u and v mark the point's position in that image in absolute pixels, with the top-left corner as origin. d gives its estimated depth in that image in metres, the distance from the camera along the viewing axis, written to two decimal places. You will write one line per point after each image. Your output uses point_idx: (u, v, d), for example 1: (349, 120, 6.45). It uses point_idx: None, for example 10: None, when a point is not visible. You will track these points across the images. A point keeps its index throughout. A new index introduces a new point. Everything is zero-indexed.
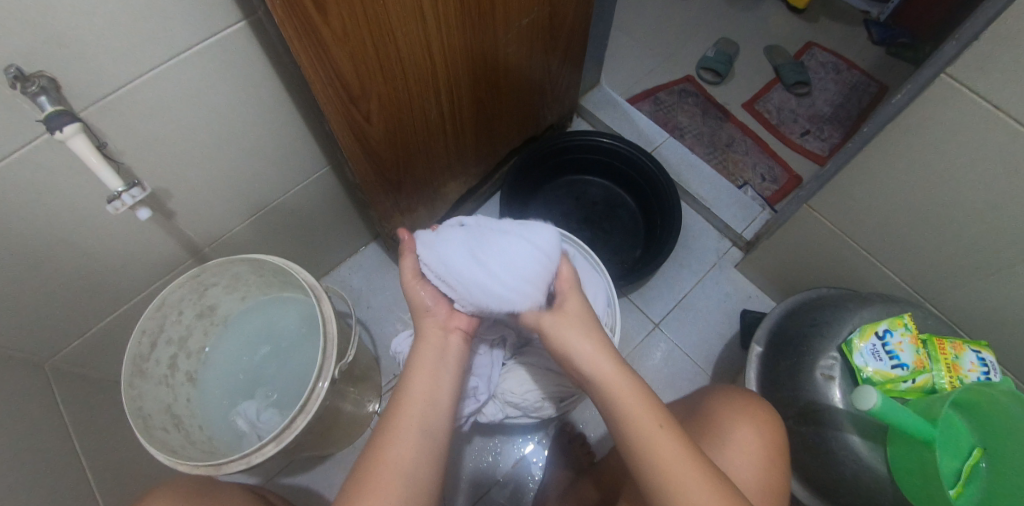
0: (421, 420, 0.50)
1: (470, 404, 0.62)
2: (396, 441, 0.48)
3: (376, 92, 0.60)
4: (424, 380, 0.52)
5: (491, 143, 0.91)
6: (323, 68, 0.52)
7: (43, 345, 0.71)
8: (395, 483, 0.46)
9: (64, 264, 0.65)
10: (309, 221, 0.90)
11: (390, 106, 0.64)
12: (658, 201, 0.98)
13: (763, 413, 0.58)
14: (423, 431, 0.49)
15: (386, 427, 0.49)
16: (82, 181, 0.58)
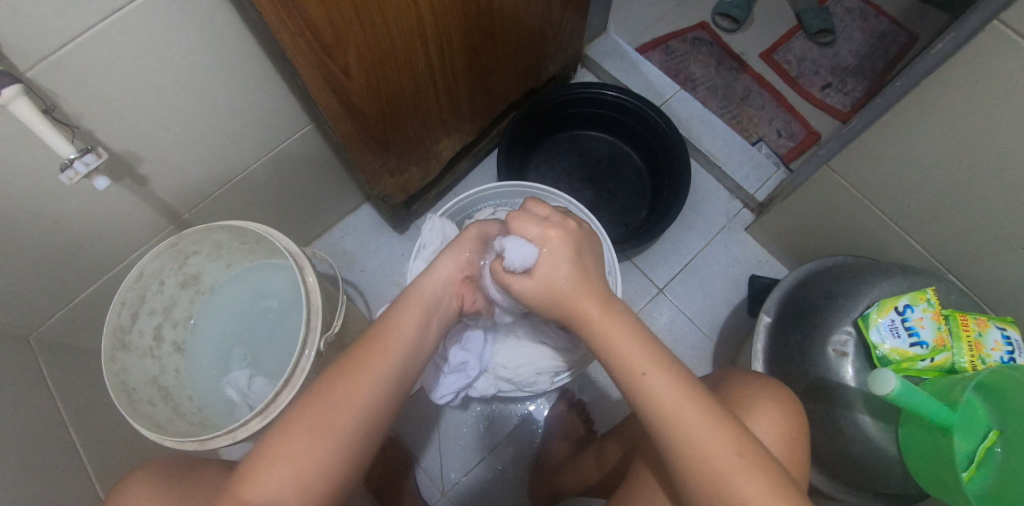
0: (395, 367, 0.46)
1: (456, 378, 0.58)
2: (361, 374, 0.45)
3: (354, 41, 0.54)
4: (412, 321, 0.49)
5: (487, 97, 0.84)
6: (290, 14, 0.46)
7: (26, 317, 0.70)
8: (344, 422, 0.43)
9: (31, 236, 0.61)
10: (295, 183, 0.85)
11: (371, 57, 0.58)
12: (667, 160, 0.92)
13: (784, 392, 0.54)
14: (392, 381, 0.46)
15: (355, 356, 0.46)
16: (36, 148, 0.52)
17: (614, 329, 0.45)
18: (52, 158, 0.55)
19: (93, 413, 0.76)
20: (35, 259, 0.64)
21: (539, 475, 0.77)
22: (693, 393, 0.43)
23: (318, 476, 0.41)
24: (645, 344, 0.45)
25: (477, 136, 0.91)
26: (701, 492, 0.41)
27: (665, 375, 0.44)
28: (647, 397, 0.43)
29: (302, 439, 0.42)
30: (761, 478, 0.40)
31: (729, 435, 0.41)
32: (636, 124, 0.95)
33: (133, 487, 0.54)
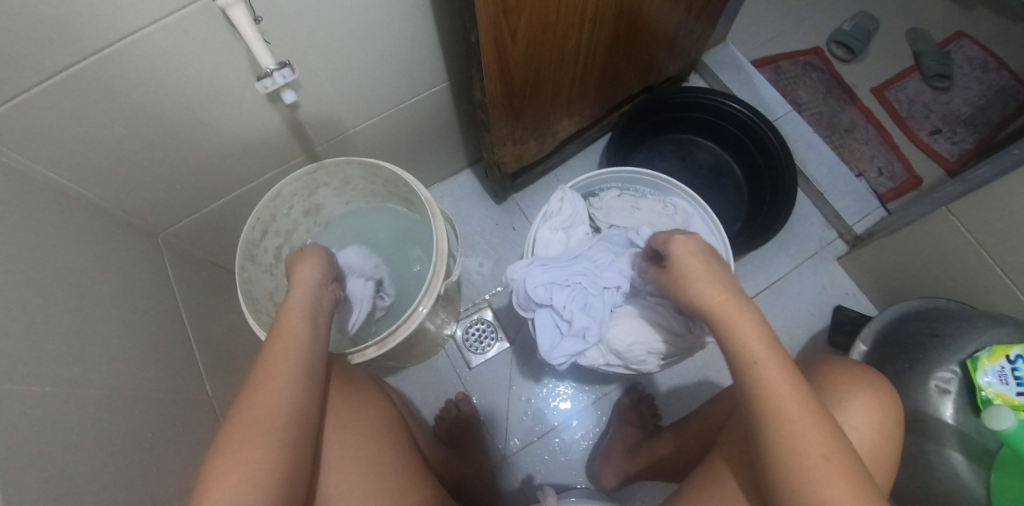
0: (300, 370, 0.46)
1: (574, 342, 0.60)
2: (272, 388, 0.44)
3: (531, 6, 0.57)
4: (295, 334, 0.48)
5: (612, 84, 0.86)
6: None
7: (160, 217, 0.77)
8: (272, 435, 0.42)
9: (185, 142, 0.67)
10: (412, 138, 0.89)
11: (537, 25, 0.60)
12: (771, 175, 0.93)
13: (882, 386, 0.53)
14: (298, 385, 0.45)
15: (255, 381, 0.44)
16: (226, 55, 0.57)
17: (739, 321, 0.46)
18: (232, 68, 0.60)
19: (205, 315, 0.82)
20: (184, 163, 0.71)
21: (603, 455, 0.80)
22: (801, 391, 0.44)
23: (290, 417, 0.43)
24: (767, 339, 0.46)
25: (591, 122, 0.93)
26: (787, 483, 0.42)
27: (782, 369, 0.45)
28: (760, 384, 0.44)
29: (264, 395, 0.43)
30: (854, 483, 0.40)
31: (826, 435, 0.42)
32: (745, 136, 0.96)
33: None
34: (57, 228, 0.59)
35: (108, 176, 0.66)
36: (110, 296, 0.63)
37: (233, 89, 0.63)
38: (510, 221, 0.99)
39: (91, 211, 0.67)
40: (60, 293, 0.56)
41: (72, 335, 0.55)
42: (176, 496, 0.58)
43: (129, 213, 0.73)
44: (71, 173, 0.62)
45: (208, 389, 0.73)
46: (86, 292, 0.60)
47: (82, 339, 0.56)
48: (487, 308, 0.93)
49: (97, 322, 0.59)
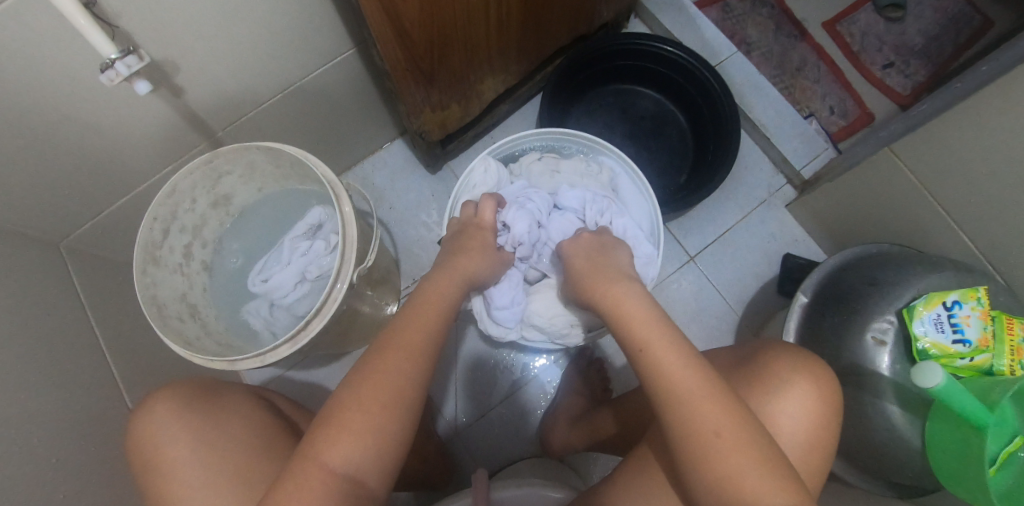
0: (389, 410, 0.41)
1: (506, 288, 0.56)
2: (339, 430, 0.40)
3: None
4: (384, 377, 0.42)
5: (537, 36, 0.79)
6: None
7: (52, 226, 0.70)
8: (338, 465, 0.39)
9: (57, 139, 0.60)
10: (328, 113, 0.82)
11: None
12: (714, 123, 0.89)
13: (822, 368, 0.51)
14: (380, 430, 0.40)
15: (327, 423, 0.40)
16: (74, 46, 0.50)
17: (618, 297, 0.48)
18: (86, 59, 0.52)
19: (123, 321, 0.77)
20: (64, 163, 0.63)
21: (549, 426, 0.78)
22: (696, 368, 0.43)
23: (376, 443, 0.40)
24: (656, 319, 0.46)
25: (522, 79, 0.87)
26: (689, 464, 0.40)
27: (668, 346, 0.44)
28: (649, 365, 0.44)
29: (370, 386, 0.41)
30: (735, 448, 0.39)
31: (725, 408, 0.40)
32: (687, 83, 0.91)
33: (163, 403, 0.49)
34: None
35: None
36: None
37: (96, 82, 0.55)
38: (448, 191, 0.94)
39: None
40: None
41: None
42: None
43: (17, 222, 0.65)
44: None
45: (128, 401, 0.69)
46: None
47: None
48: None
49: None
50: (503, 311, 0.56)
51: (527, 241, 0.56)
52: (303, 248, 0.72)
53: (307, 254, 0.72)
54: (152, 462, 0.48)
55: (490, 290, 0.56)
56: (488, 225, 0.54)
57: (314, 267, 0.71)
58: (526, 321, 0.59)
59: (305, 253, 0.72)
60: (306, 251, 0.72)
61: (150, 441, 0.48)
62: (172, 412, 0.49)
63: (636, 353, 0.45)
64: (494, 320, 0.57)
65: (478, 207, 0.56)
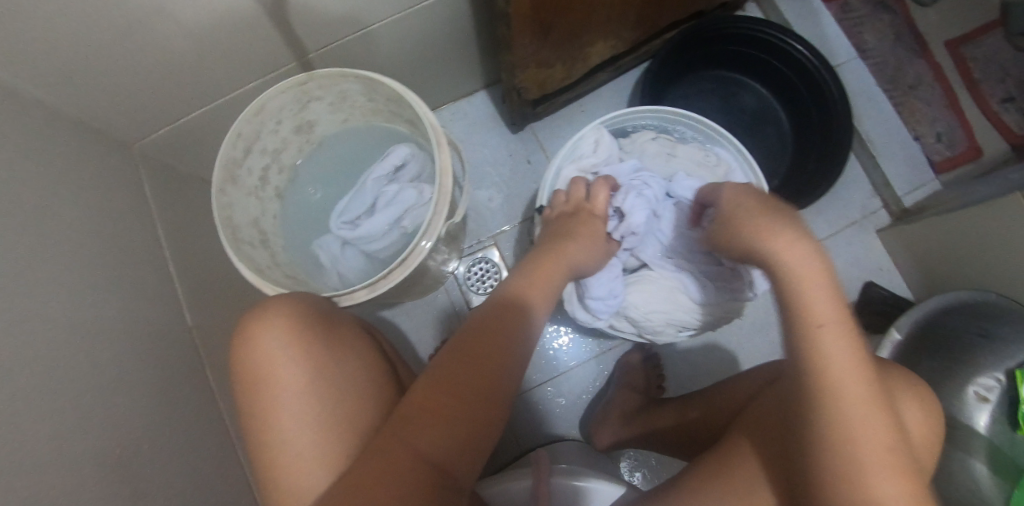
0: (490, 387, 0.40)
1: (608, 277, 0.53)
2: (442, 398, 0.38)
3: None
4: (492, 353, 0.41)
5: (659, 5, 0.73)
6: None
7: (129, 124, 0.68)
8: (439, 434, 0.37)
9: (148, 32, 0.56)
10: (421, 52, 0.77)
11: None
12: (822, 130, 0.82)
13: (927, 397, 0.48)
14: (479, 406, 0.39)
15: (428, 389, 0.39)
16: None
17: (795, 255, 0.39)
18: None
19: (191, 232, 0.76)
20: (153, 60, 0.60)
21: (598, 417, 0.77)
22: (866, 367, 0.37)
23: (475, 418, 0.39)
24: (834, 296, 0.38)
25: (628, 48, 0.81)
26: (839, 474, 0.36)
27: (843, 336, 0.38)
28: (815, 350, 0.38)
29: (473, 352, 0.41)
30: (893, 469, 0.35)
31: (885, 423, 0.37)
32: (800, 82, 0.84)
33: (255, 334, 0.49)
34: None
35: (47, 65, 0.55)
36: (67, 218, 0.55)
37: None
38: (526, 154, 0.89)
39: (29, 106, 0.57)
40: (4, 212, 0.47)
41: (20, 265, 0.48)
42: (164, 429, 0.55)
43: (81, 109, 0.63)
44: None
45: (193, 318, 0.67)
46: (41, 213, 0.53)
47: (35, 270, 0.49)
48: (493, 247, 0.87)
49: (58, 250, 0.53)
50: (597, 301, 0.53)
51: (638, 232, 0.54)
52: (399, 193, 0.68)
53: (400, 201, 0.68)
54: (254, 381, 0.48)
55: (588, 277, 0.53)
56: (600, 212, 0.52)
57: (408, 218, 0.67)
58: (619, 314, 0.56)
59: (400, 200, 0.68)
60: (400, 197, 0.68)
61: (245, 372, 0.49)
62: (268, 345, 0.48)
63: (803, 327, 0.38)
64: (586, 308, 0.55)
65: (592, 189, 0.53)
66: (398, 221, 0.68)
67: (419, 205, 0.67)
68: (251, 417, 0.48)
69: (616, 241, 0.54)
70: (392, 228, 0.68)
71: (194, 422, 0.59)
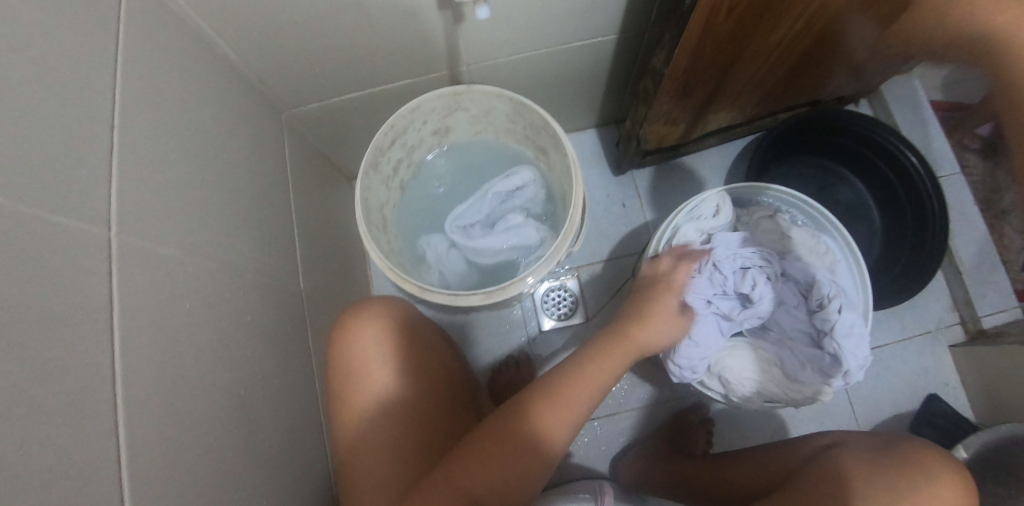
0: (550, 437, 0.48)
1: (705, 343, 0.59)
2: (507, 437, 0.47)
3: None
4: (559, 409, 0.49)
5: (784, 88, 0.81)
6: None
7: (289, 94, 0.75)
8: (501, 465, 0.46)
9: (339, 20, 0.64)
10: (553, 84, 0.83)
11: (756, 5, 0.57)
12: (915, 237, 0.85)
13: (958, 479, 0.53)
14: (537, 454, 0.47)
15: (496, 426, 0.48)
16: None
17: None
18: None
19: (313, 201, 0.82)
20: (333, 45, 0.68)
21: (638, 462, 0.81)
22: None
23: (532, 461, 0.47)
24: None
25: (743, 121, 0.86)
26: None
27: None
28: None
29: (537, 405, 0.49)
30: None
31: None
32: (900, 186, 0.87)
33: (363, 316, 0.58)
34: (180, 73, 0.57)
35: (246, 30, 0.63)
36: (229, 166, 0.62)
37: None
38: (622, 198, 0.94)
39: (220, 62, 0.64)
40: (178, 150, 0.54)
41: (195, 200, 0.54)
42: (270, 373, 0.61)
43: (260, 75, 0.70)
44: (203, 8, 0.59)
45: (304, 281, 0.73)
46: (214, 159, 0.59)
47: (204, 208, 0.55)
48: (573, 278, 0.91)
49: (221, 193, 0.59)
50: (693, 358, 0.58)
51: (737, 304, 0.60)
52: (518, 224, 0.73)
53: (520, 233, 0.73)
54: (348, 359, 0.56)
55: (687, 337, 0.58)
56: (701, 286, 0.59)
57: (523, 252, 0.74)
58: (712, 372, 0.60)
59: (517, 232, 0.73)
60: (518, 228, 0.73)
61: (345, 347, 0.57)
62: (366, 326, 0.57)
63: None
64: (681, 365, 0.59)
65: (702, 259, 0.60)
66: (512, 251, 0.74)
67: (534, 242, 0.72)
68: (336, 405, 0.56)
69: (715, 308, 0.60)
70: (505, 253, 0.74)
71: (292, 374, 0.65)
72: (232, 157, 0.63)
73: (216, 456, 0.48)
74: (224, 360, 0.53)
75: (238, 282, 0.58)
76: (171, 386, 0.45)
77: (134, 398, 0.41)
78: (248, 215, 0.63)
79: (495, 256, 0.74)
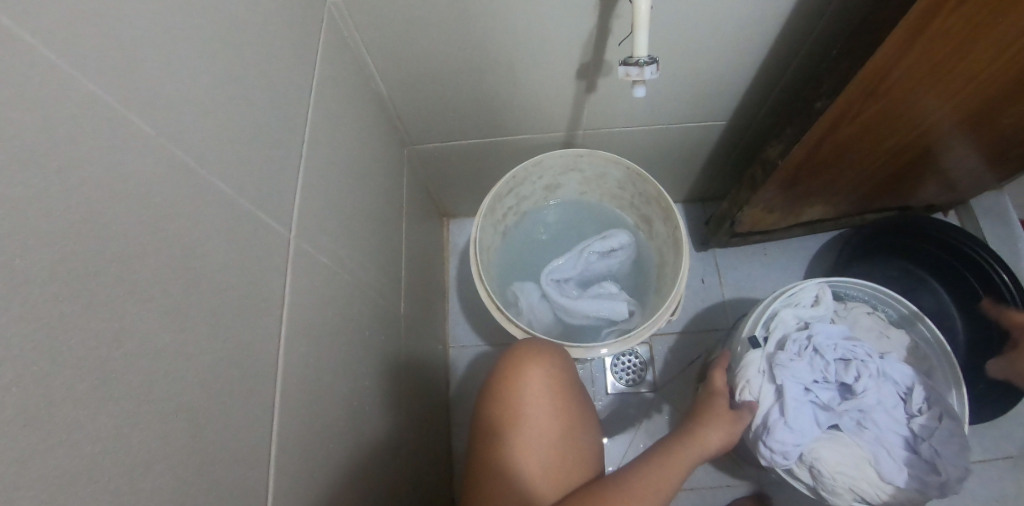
0: None
1: (801, 431, 0.59)
2: None
3: (888, 97, 0.59)
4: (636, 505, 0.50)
5: (881, 192, 0.84)
6: (892, 56, 0.52)
7: (418, 133, 0.82)
8: None
9: (484, 75, 0.71)
10: (655, 157, 0.88)
11: (880, 114, 0.62)
12: (1005, 357, 0.83)
13: None
14: None
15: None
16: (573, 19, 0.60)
17: None
18: (567, 32, 0.63)
19: (415, 233, 0.88)
20: (471, 96, 0.75)
21: None
22: None
23: None
24: None
25: (833, 217, 0.89)
26: None
27: None
28: None
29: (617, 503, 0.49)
30: None
31: None
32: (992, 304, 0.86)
33: (537, 355, 0.59)
34: (347, 104, 0.64)
35: (402, 74, 0.71)
36: (367, 190, 0.68)
37: (552, 48, 0.66)
38: (702, 273, 0.96)
39: (374, 98, 0.73)
40: (336, 170, 0.60)
41: (342, 216, 0.60)
42: (372, 390, 0.64)
43: (398, 113, 0.78)
44: (373, 49, 0.67)
45: (402, 306, 0.77)
46: (358, 182, 0.65)
47: (347, 221, 0.61)
48: (645, 345, 0.92)
49: (360, 213, 0.65)
50: (786, 445, 0.59)
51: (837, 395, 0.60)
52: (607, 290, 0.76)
53: (611, 301, 0.75)
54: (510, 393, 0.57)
55: (782, 421, 0.59)
56: (799, 372, 0.61)
57: (610, 320, 0.75)
58: (804, 460, 0.59)
59: (607, 298, 0.75)
60: (609, 297, 0.75)
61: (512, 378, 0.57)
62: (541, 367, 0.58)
63: None
64: (773, 450, 0.59)
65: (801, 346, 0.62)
66: (600, 318, 0.75)
67: (624, 310, 0.74)
68: (483, 436, 0.57)
69: (813, 397, 0.61)
70: (594, 318, 0.75)
71: (386, 394, 0.68)
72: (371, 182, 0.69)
73: (329, 459, 0.51)
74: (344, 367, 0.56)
75: (360, 297, 0.63)
76: (308, 382, 0.49)
77: (287, 388, 0.44)
78: (374, 238, 0.69)
79: (583, 320, 0.76)
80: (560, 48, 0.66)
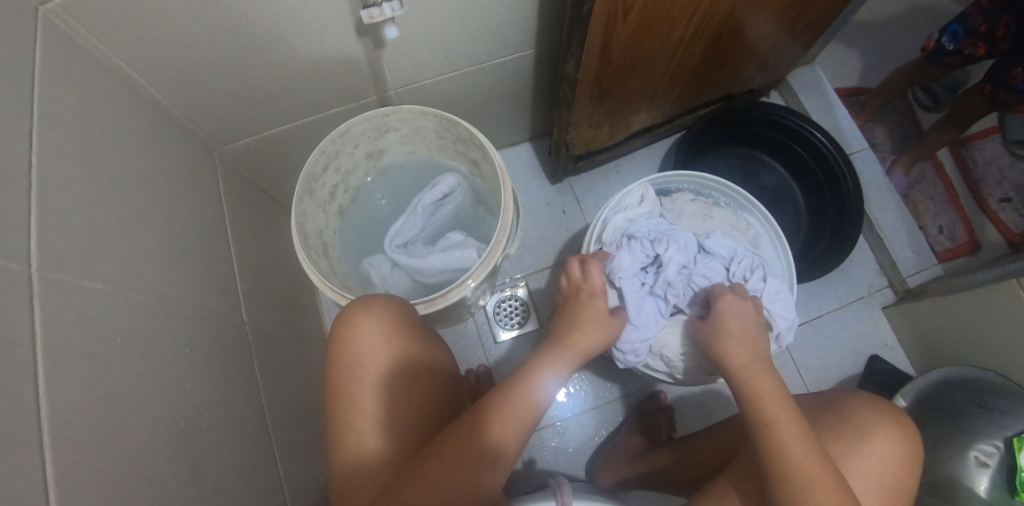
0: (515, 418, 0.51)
1: (645, 328, 0.61)
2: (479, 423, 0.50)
3: None
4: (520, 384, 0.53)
5: (698, 85, 0.87)
6: None
7: (219, 131, 0.76)
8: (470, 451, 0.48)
9: (259, 53, 0.66)
10: (481, 101, 0.87)
11: (649, 11, 0.61)
12: (834, 210, 0.91)
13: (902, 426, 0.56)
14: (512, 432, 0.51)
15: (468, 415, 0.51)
16: None
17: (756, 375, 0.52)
18: None
19: (252, 236, 0.82)
20: (257, 79, 0.70)
21: (607, 457, 0.83)
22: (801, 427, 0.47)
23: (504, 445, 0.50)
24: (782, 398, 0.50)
25: (664, 119, 0.93)
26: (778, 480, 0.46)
27: (794, 431, 0.47)
28: (772, 432, 0.48)
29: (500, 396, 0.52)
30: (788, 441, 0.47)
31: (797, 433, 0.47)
32: (816, 165, 0.93)
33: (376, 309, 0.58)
34: (104, 114, 0.57)
35: (169, 71, 0.64)
36: (161, 203, 0.62)
37: (322, 10, 0.61)
38: (562, 205, 0.97)
39: (146, 104, 0.66)
40: (103, 187, 0.54)
41: (122, 236, 0.54)
42: (218, 406, 0.60)
43: (187, 115, 0.72)
44: (123, 49, 0.60)
45: (248, 314, 0.73)
46: (144, 196, 0.60)
47: (133, 240, 0.55)
48: (523, 287, 0.93)
49: (153, 228, 0.59)
50: (634, 345, 0.61)
51: (674, 285, 0.62)
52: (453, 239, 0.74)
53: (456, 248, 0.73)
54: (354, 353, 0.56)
55: (625, 323, 0.61)
56: (633, 273, 0.62)
57: (459, 266, 0.73)
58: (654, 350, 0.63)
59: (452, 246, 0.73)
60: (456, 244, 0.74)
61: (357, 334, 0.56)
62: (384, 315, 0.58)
63: (762, 419, 0.49)
64: (626, 351, 0.62)
65: (632, 248, 0.63)
66: (450, 268, 0.73)
67: (470, 253, 0.72)
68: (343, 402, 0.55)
69: (654, 293, 0.62)
70: (444, 269, 0.73)
71: (239, 406, 0.64)
72: (165, 194, 0.63)
73: (161, 491, 0.47)
74: (164, 391, 0.52)
75: (176, 317, 0.58)
76: (108, 420, 0.44)
77: (62, 427, 0.40)
78: (184, 252, 0.64)
79: (437, 274, 0.74)
80: (327, 9, 0.61)
